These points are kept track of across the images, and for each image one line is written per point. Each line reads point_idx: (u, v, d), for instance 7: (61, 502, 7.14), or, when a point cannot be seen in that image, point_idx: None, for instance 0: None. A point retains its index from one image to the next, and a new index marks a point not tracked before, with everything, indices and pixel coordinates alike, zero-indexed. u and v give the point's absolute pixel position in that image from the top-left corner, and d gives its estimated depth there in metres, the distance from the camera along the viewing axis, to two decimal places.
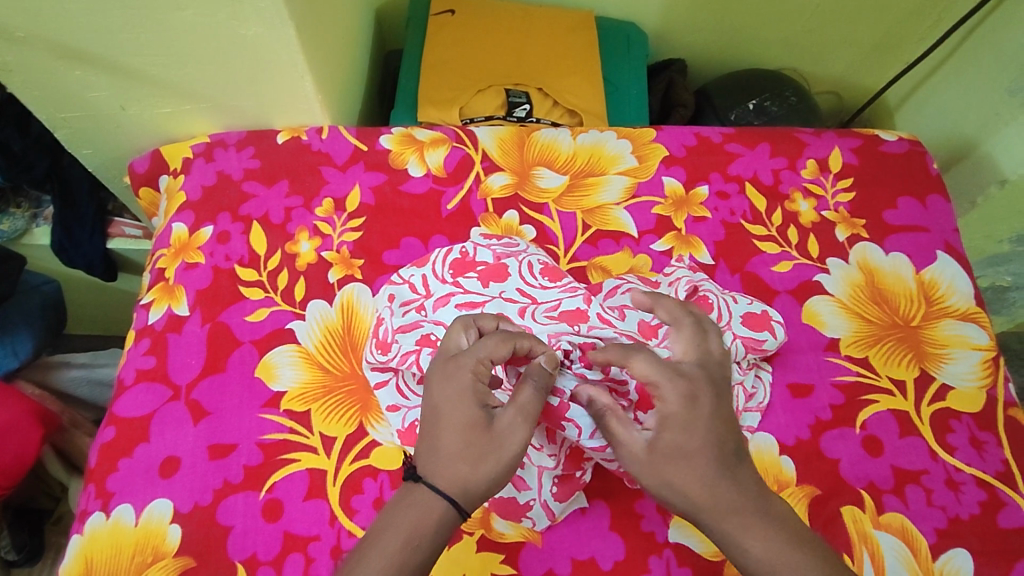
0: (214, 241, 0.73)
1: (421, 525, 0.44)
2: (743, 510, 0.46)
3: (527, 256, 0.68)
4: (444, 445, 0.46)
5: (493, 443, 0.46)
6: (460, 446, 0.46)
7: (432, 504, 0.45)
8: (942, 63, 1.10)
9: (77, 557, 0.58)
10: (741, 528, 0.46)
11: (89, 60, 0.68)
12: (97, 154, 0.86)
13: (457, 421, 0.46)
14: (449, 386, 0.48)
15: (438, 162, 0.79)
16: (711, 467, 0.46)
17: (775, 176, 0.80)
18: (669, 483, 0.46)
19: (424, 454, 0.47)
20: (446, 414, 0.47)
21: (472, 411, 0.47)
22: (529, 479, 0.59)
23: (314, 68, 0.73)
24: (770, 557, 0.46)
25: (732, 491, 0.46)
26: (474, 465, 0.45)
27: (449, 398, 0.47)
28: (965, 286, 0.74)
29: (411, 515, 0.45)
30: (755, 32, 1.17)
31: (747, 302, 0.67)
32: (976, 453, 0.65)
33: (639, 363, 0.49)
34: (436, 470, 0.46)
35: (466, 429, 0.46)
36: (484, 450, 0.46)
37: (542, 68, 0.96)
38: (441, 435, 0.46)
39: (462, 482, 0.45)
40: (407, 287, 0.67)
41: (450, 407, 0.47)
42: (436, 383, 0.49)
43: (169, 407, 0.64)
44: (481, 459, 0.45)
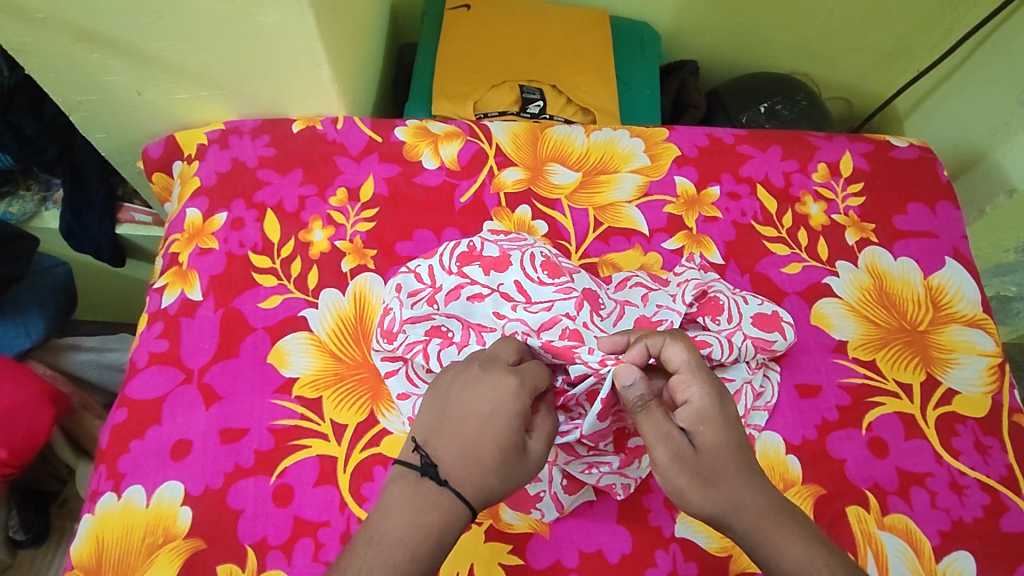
0: (228, 227, 0.74)
1: (441, 524, 0.45)
2: (774, 511, 0.48)
3: (531, 247, 0.66)
4: (482, 453, 0.47)
5: (525, 466, 0.49)
6: (497, 459, 0.48)
7: (454, 509, 0.46)
8: (954, 71, 1.10)
9: (88, 536, 0.59)
10: (777, 527, 0.48)
11: (106, 43, 0.68)
12: (110, 139, 0.87)
13: (502, 435, 0.48)
14: (502, 399, 0.49)
15: (452, 155, 0.79)
16: (744, 463, 0.49)
17: (786, 178, 0.81)
18: (708, 487, 0.48)
19: (456, 460, 0.47)
20: (493, 426, 0.48)
21: (520, 432, 0.49)
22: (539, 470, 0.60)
23: (331, 58, 0.73)
24: (811, 556, 0.47)
25: (759, 489, 0.49)
26: (504, 481, 0.48)
27: (500, 411, 0.49)
28: (973, 292, 0.75)
29: (434, 515, 0.45)
30: (767, 36, 1.17)
31: (757, 302, 0.68)
32: (980, 457, 0.66)
33: (677, 349, 0.53)
34: (464, 477, 0.47)
35: (508, 447, 0.48)
36: (515, 471, 0.48)
37: (557, 64, 0.97)
38: (480, 441, 0.48)
39: (485, 493, 0.47)
40: (413, 276, 0.67)
41: (499, 421, 0.48)
42: (488, 391, 0.49)
43: (181, 390, 0.65)
44: (510, 478, 0.48)
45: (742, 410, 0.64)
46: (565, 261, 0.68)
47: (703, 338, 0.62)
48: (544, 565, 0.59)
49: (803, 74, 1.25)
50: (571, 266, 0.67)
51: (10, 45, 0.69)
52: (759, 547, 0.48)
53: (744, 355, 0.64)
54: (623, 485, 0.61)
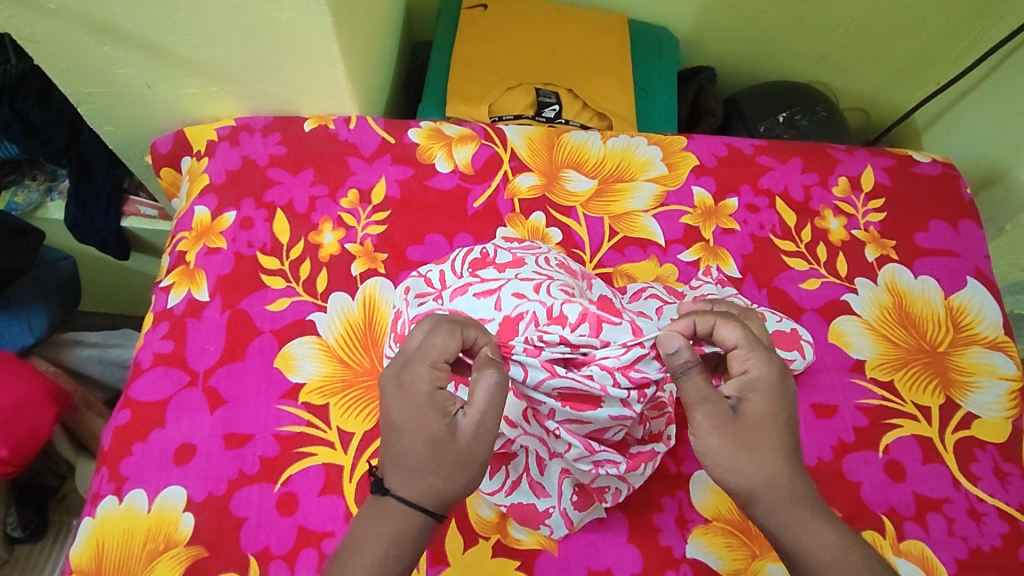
0: (236, 226, 0.72)
1: (394, 535, 0.44)
2: (801, 498, 0.47)
3: (545, 254, 0.65)
4: (410, 460, 0.45)
5: (457, 454, 0.45)
6: (426, 459, 0.45)
7: (407, 517, 0.45)
8: (975, 86, 1.09)
9: (88, 540, 0.58)
10: (805, 520, 0.47)
11: (118, 36, 0.67)
12: (118, 132, 0.85)
13: (416, 436, 0.45)
14: (405, 400, 0.46)
15: (466, 159, 0.78)
16: (787, 445, 0.47)
17: (806, 192, 0.79)
18: (753, 459, 0.46)
19: (392, 470, 0.46)
20: (407, 431, 0.45)
21: (433, 424, 0.45)
22: (549, 485, 0.58)
23: (346, 57, 0.72)
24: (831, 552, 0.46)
25: (800, 469, 0.47)
26: (445, 477, 0.45)
27: (408, 413, 0.45)
28: (994, 314, 0.74)
29: (388, 526, 0.45)
30: (786, 44, 1.16)
31: (775, 319, 0.67)
32: (999, 483, 0.64)
33: (733, 328, 0.50)
34: (405, 484, 0.45)
35: (428, 443, 0.44)
36: (452, 462, 0.44)
37: (574, 68, 0.95)
38: (403, 449, 0.45)
39: (436, 493, 0.45)
40: (423, 280, 0.66)
41: (410, 425, 0.45)
42: (394, 394, 0.46)
43: (186, 393, 0.63)
44: (449, 471, 0.45)
45: None
46: (578, 270, 0.66)
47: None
48: None
49: (821, 84, 1.23)
50: (585, 275, 0.66)
51: (20, 35, 0.67)
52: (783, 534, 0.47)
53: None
54: (615, 491, 0.59)
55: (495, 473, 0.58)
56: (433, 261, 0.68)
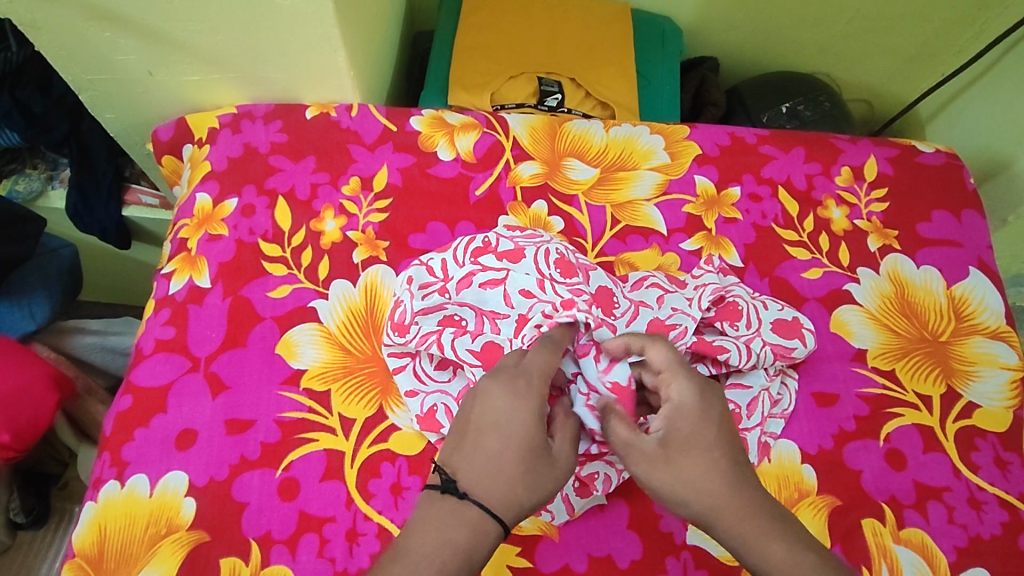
0: (238, 213, 0.72)
1: (471, 543, 0.45)
2: (757, 512, 0.48)
3: (546, 243, 0.64)
4: (504, 466, 0.47)
5: (553, 467, 0.49)
6: (519, 466, 0.47)
7: (487, 524, 0.45)
8: (979, 77, 1.08)
9: (90, 524, 0.58)
10: (760, 533, 0.48)
11: (120, 22, 0.67)
12: (119, 119, 0.85)
13: (522, 444, 0.47)
14: (510, 412, 0.48)
15: (468, 147, 0.78)
16: (726, 464, 0.49)
17: (808, 181, 0.79)
18: (684, 483, 0.48)
19: (476, 477, 0.46)
20: (512, 441, 0.47)
21: (538, 435, 0.48)
22: None
23: (348, 44, 0.72)
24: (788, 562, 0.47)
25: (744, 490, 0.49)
26: (533, 491, 0.47)
27: (514, 422, 0.48)
28: (996, 304, 0.74)
29: (462, 533, 0.45)
30: (790, 35, 1.15)
31: (777, 308, 0.67)
32: (1000, 472, 0.65)
33: (660, 351, 0.53)
34: (495, 492, 0.46)
35: (530, 454, 0.48)
36: (542, 472, 0.48)
37: (576, 57, 0.95)
38: (506, 458, 0.47)
39: (519, 504, 0.47)
40: (425, 269, 0.65)
41: (513, 431, 0.48)
42: (503, 404, 0.49)
43: (187, 379, 0.63)
44: (541, 483, 0.48)
45: (758, 416, 0.62)
46: (579, 258, 0.65)
47: (721, 343, 0.61)
48: (553, 568, 0.58)
49: (824, 74, 1.23)
50: (586, 264, 0.65)
51: (20, 20, 0.67)
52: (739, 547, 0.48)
53: (763, 361, 0.62)
54: (605, 478, 0.59)
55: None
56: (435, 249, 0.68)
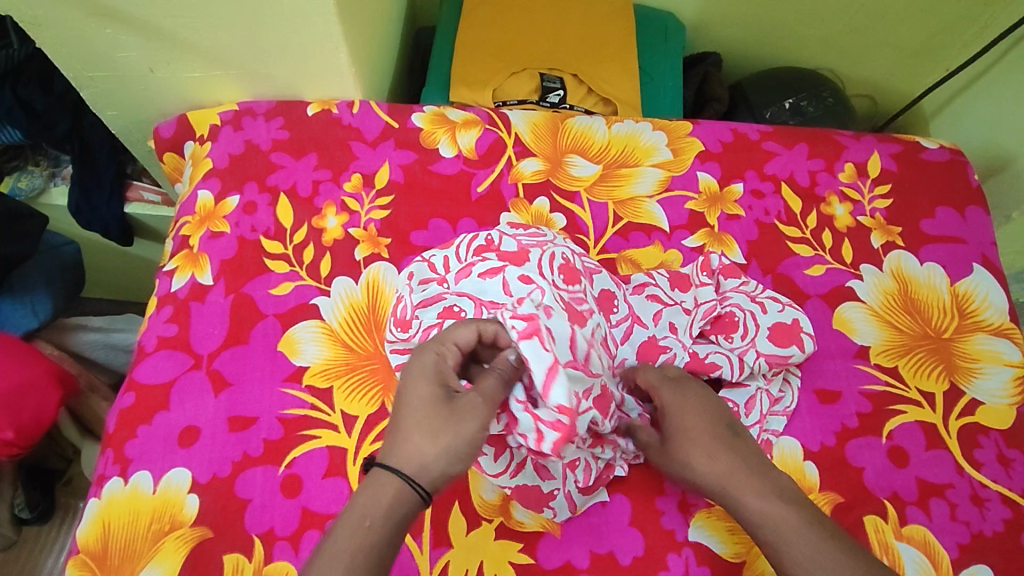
0: (240, 210, 0.72)
1: (378, 509, 0.43)
2: (744, 470, 0.51)
3: (552, 248, 0.63)
4: (402, 423, 0.46)
5: (453, 416, 0.46)
6: (417, 419, 0.46)
7: (387, 483, 0.44)
8: (985, 72, 1.07)
9: (93, 521, 0.58)
10: (745, 487, 0.50)
11: (120, 19, 0.66)
12: (121, 116, 0.85)
13: (414, 400, 0.47)
14: (409, 377, 0.49)
15: (469, 144, 0.77)
16: (710, 441, 0.53)
17: (811, 178, 0.79)
18: (684, 469, 0.54)
19: (386, 443, 0.47)
20: (405, 399, 0.48)
21: (432, 388, 0.47)
22: (553, 468, 0.58)
23: (350, 40, 0.71)
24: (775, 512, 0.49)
25: (733, 461, 0.52)
26: (434, 443, 0.45)
27: (412, 384, 0.48)
28: (1000, 300, 0.73)
29: (365, 496, 0.44)
30: (793, 30, 1.15)
31: (777, 309, 0.67)
32: (1003, 469, 0.64)
33: (645, 374, 0.58)
34: (394, 450, 0.46)
35: (423, 406, 0.47)
36: (441, 422, 0.46)
37: (578, 53, 0.94)
38: (402, 416, 0.47)
39: (420, 460, 0.45)
40: (426, 265, 0.65)
41: (410, 390, 0.48)
42: (407, 371, 0.49)
43: (190, 376, 0.64)
44: (439, 434, 0.45)
45: (757, 415, 0.63)
46: (585, 262, 0.66)
47: (714, 358, 0.63)
48: (555, 565, 0.58)
49: (828, 70, 1.22)
50: (592, 267, 0.66)
51: (22, 18, 0.67)
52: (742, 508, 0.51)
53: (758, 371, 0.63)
54: (585, 467, 0.58)
55: (500, 456, 0.57)
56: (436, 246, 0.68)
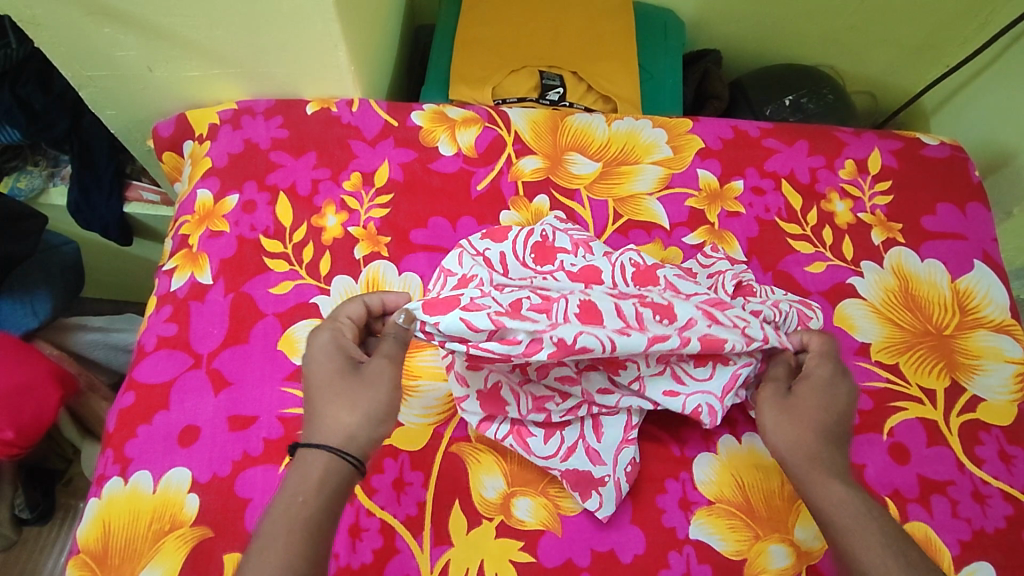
0: (239, 209, 0.72)
1: (313, 480, 0.46)
2: (832, 462, 0.51)
3: (619, 257, 0.65)
4: (318, 400, 0.50)
5: (365, 384, 0.50)
6: (329, 395, 0.50)
7: (315, 458, 0.47)
8: (985, 68, 1.07)
9: (93, 520, 0.58)
10: (823, 476, 0.51)
11: (119, 18, 0.66)
12: (120, 116, 0.85)
13: (323, 378, 0.51)
14: (315, 359, 0.52)
15: (469, 142, 0.77)
16: (828, 420, 0.53)
17: (812, 174, 0.78)
18: (794, 424, 0.53)
19: (308, 423, 0.50)
20: (316, 380, 0.51)
21: (335, 364, 0.51)
22: (605, 455, 0.60)
23: (349, 39, 0.71)
24: (838, 501, 0.49)
25: (832, 452, 0.52)
26: (352, 411, 0.49)
27: (319, 365, 0.52)
28: (1001, 297, 0.73)
29: (294, 477, 0.46)
30: (793, 26, 1.15)
31: (783, 292, 0.69)
32: (1004, 466, 0.64)
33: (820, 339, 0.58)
34: (314, 428, 0.48)
35: (335, 381, 0.50)
36: (354, 392, 0.49)
37: (577, 50, 0.94)
38: (315, 396, 0.50)
39: (343, 430, 0.48)
40: (483, 260, 0.65)
41: (317, 371, 0.51)
42: (313, 352, 0.53)
43: (190, 375, 0.64)
44: (356, 403, 0.49)
45: None
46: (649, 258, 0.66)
47: (755, 307, 0.62)
48: (556, 564, 0.58)
49: (828, 67, 1.22)
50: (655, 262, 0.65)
51: (20, 17, 0.67)
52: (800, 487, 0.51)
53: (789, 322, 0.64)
54: (708, 413, 0.59)
55: (550, 437, 0.60)
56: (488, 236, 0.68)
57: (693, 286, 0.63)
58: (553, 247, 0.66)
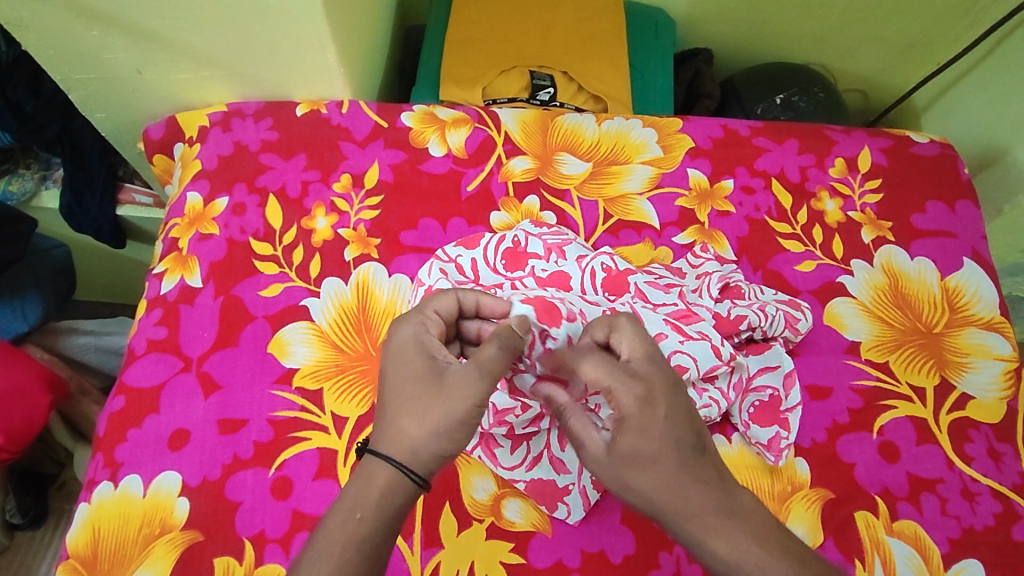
0: (229, 212, 0.72)
1: (373, 492, 0.44)
2: (708, 510, 0.44)
3: (591, 262, 0.66)
4: (390, 401, 0.47)
5: (443, 391, 0.46)
6: (408, 396, 0.46)
7: (378, 469, 0.45)
8: (976, 65, 1.07)
9: (83, 525, 0.58)
10: (714, 529, 0.44)
11: (107, 21, 0.66)
12: (110, 118, 0.85)
13: (402, 376, 0.48)
14: (394, 354, 0.49)
15: (459, 143, 0.77)
16: (672, 466, 0.44)
17: (802, 173, 0.78)
18: (633, 484, 0.45)
19: (376, 425, 0.47)
20: (392, 376, 0.48)
21: (420, 363, 0.48)
22: (569, 463, 0.60)
23: (338, 40, 0.71)
24: (735, 554, 0.43)
25: (699, 499, 0.44)
26: (423, 423, 0.45)
27: (398, 359, 0.49)
28: (991, 294, 0.73)
29: (354, 488, 0.45)
30: (785, 24, 1.15)
31: (772, 292, 0.69)
32: (993, 464, 0.65)
33: (590, 366, 0.48)
34: (382, 433, 0.46)
35: (412, 383, 0.47)
36: (431, 399, 0.46)
37: (568, 50, 0.94)
38: (389, 395, 0.47)
39: (409, 444, 0.45)
40: (454, 266, 0.67)
41: (394, 366, 0.48)
42: (391, 342, 0.50)
43: (180, 379, 0.63)
44: (429, 413, 0.45)
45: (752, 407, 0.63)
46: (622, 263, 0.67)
47: (740, 312, 0.63)
48: (546, 564, 0.58)
49: (820, 65, 1.22)
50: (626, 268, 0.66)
51: (7, 20, 0.66)
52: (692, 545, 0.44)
53: (776, 326, 0.64)
54: None
55: (517, 449, 0.61)
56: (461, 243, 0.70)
57: (664, 295, 0.64)
58: (524, 253, 0.67)
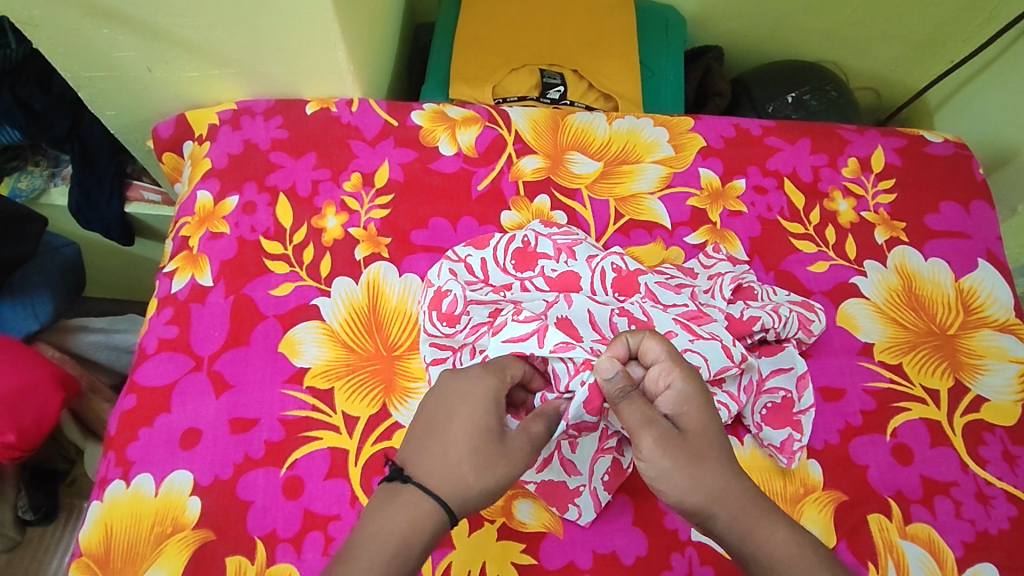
0: (239, 211, 0.72)
1: (404, 528, 0.43)
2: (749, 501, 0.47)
3: (601, 262, 0.66)
4: (449, 446, 0.46)
5: (504, 455, 0.47)
6: (469, 447, 0.47)
7: (424, 508, 0.44)
8: (991, 62, 1.06)
9: (96, 523, 0.58)
10: (757, 522, 0.47)
11: (118, 19, 0.66)
12: (120, 116, 0.85)
13: (468, 425, 0.47)
14: (463, 399, 0.49)
15: (469, 142, 0.77)
16: (724, 450, 0.49)
17: (815, 173, 0.78)
18: (697, 465, 0.47)
19: (420, 462, 0.46)
20: (458, 420, 0.48)
21: (487, 417, 0.48)
22: (580, 464, 0.60)
23: (348, 38, 0.71)
24: (785, 546, 0.46)
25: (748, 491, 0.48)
26: (480, 477, 0.46)
27: (466, 406, 0.48)
28: (1006, 296, 0.73)
29: (399, 521, 0.44)
30: (796, 21, 1.14)
31: (785, 293, 0.68)
32: (1008, 467, 0.64)
33: (655, 342, 0.52)
34: (434, 475, 0.45)
35: (479, 437, 0.47)
36: (494, 457, 0.47)
37: (578, 48, 0.93)
38: (447, 439, 0.47)
39: (463, 490, 0.46)
40: (464, 266, 0.67)
41: (463, 414, 0.48)
42: (453, 386, 0.49)
43: (191, 378, 0.63)
44: (489, 468, 0.46)
45: (767, 407, 0.63)
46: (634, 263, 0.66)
47: (753, 314, 0.63)
48: (558, 565, 0.58)
49: (831, 63, 1.21)
50: (638, 268, 0.66)
51: (18, 18, 0.66)
52: (741, 543, 0.47)
53: (790, 328, 0.64)
54: None
55: None
56: (470, 243, 0.69)
57: (674, 296, 0.64)
58: (534, 253, 0.66)
